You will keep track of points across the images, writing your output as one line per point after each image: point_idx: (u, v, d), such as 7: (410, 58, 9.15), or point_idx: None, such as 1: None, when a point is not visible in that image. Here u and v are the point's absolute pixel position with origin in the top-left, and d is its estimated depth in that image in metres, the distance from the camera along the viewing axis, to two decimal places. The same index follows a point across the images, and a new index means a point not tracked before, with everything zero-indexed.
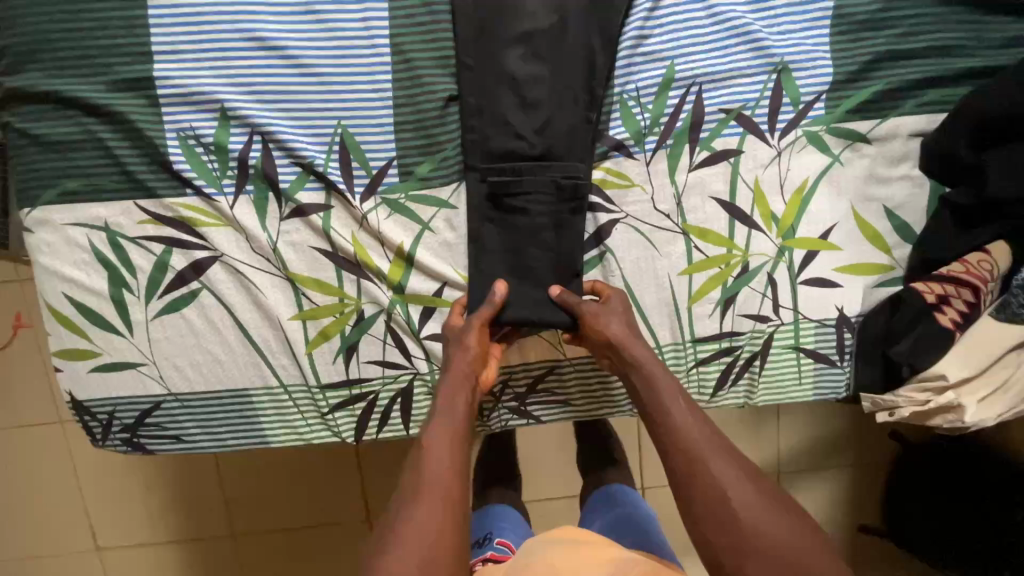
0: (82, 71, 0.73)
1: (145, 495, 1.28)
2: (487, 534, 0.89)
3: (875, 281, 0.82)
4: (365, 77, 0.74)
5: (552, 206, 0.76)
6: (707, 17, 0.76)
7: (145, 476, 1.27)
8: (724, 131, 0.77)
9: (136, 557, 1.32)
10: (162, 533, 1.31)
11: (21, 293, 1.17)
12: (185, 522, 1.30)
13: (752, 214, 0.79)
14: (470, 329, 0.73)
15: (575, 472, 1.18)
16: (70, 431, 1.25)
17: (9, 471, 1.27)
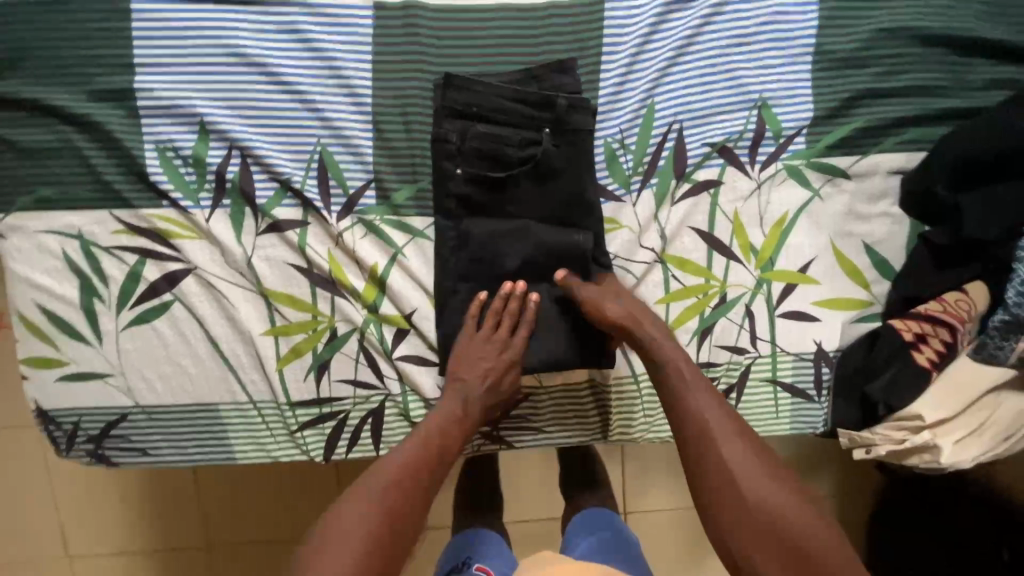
0: (63, 81, 0.73)
1: (117, 505, 1.26)
2: (466, 560, 0.84)
3: (853, 317, 0.82)
4: (345, 96, 0.74)
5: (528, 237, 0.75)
6: (692, 50, 0.75)
7: (119, 485, 1.26)
8: (707, 164, 0.77)
9: (104, 568, 1.30)
10: (132, 544, 1.28)
11: None
12: (156, 534, 1.28)
13: (731, 245, 0.79)
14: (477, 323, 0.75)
15: (553, 490, 1.15)
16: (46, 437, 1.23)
17: None
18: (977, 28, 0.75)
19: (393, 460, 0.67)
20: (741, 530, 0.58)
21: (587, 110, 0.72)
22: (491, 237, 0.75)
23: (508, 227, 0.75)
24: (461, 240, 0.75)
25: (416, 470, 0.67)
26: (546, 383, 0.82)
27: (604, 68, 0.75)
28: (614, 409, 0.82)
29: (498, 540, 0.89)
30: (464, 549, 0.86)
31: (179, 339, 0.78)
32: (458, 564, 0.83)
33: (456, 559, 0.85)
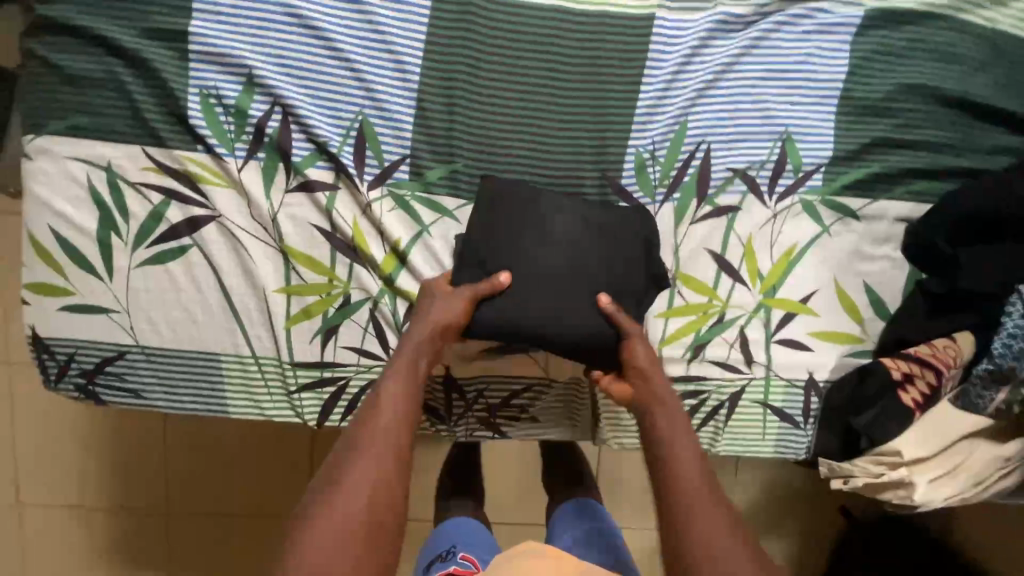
0: (118, 14, 0.73)
1: (84, 453, 1.29)
2: (451, 548, 0.83)
3: (846, 351, 0.85)
4: (394, 70, 0.75)
5: (566, 229, 0.74)
6: (731, 77, 0.79)
7: (87, 435, 1.28)
8: (728, 190, 0.81)
9: (63, 515, 1.30)
10: (94, 495, 1.30)
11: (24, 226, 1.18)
12: (117, 489, 1.30)
13: (740, 268, 0.82)
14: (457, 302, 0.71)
15: (531, 489, 1.16)
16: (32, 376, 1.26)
17: None
18: (992, 98, 0.80)
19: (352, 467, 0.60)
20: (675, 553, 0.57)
21: (618, 128, 0.79)
22: (520, 227, 0.73)
23: (531, 219, 0.74)
24: (500, 233, 0.74)
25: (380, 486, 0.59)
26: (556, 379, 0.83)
27: (646, 81, 0.78)
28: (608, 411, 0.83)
29: (479, 528, 0.90)
30: (447, 540, 0.85)
31: (191, 286, 0.78)
32: (441, 553, 0.82)
33: (441, 548, 0.84)
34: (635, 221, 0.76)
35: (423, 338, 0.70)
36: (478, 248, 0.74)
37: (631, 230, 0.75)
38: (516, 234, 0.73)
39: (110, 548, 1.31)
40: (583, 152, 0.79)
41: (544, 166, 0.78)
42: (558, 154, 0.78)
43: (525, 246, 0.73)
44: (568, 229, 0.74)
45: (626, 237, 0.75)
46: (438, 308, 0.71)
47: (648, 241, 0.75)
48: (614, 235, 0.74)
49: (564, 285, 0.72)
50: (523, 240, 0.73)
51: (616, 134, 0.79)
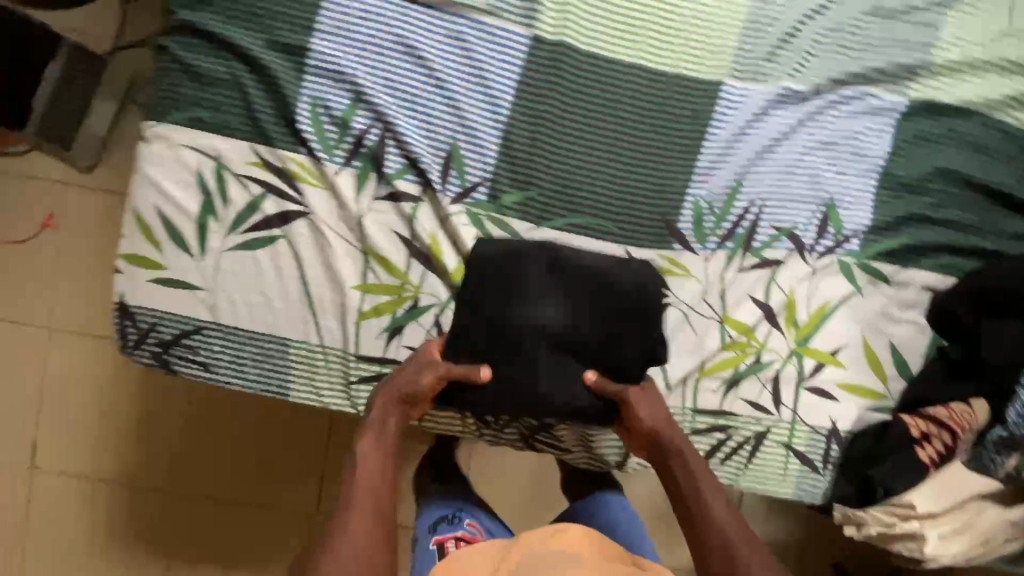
0: (249, 26, 0.82)
1: (112, 420, 1.32)
2: (457, 515, 0.94)
3: (869, 405, 0.91)
4: (487, 103, 0.84)
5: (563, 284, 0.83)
6: (785, 143, 0.87)
7: (120, 404, 1.33)
8: (775, 245, 0.88)
9: (78, 482, 1.32)
10: (116, 462, 1.33)
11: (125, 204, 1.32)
12: (139, 460, 1.33)
13: (779, 315, 0.89)
14: (427, 371, 0.80)
15: (531, 490, 1.24)
16: (82, 341, 1.32)
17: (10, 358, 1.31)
18: (1014, 190, 0.90)
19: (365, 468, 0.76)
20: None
21: (680, 177, 0.86)
22: (529, 279, 0.82)
23: (540, 270, 0.83)
24: (510, 279, 0.83)
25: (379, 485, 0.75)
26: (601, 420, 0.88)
27: (709, 139, 0.86)
28: None
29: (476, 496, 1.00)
30: (452, 504, 0.97)
31: (274, 275, 0.85)
32: (447, 517, 0.94)
33: (448, 512, 0.95)
34: (643, 284, 0.83)
35: (388, 405, 0.81)
36: (484, 310, 0.83)
37: (628, 292, 0.83)
38: (521, 282, 0.82)
39: (120, 520, 1.33)
40: (646, 196, 0.86)
41: (609, 204, 0.86)
42: (623, 195, 0.86)
43: (533, 297, 0.82)
44: (554, 301, 0.83)
45: (620, 298, 0.83)
46: (411, 380, 0.80)
47: (647, 306, 0.83)
48: (604, 302, 0.83)
49: (554, 359, 0.82)
50: (526, 286, 0.82)
51: (678, 182, 0.87)
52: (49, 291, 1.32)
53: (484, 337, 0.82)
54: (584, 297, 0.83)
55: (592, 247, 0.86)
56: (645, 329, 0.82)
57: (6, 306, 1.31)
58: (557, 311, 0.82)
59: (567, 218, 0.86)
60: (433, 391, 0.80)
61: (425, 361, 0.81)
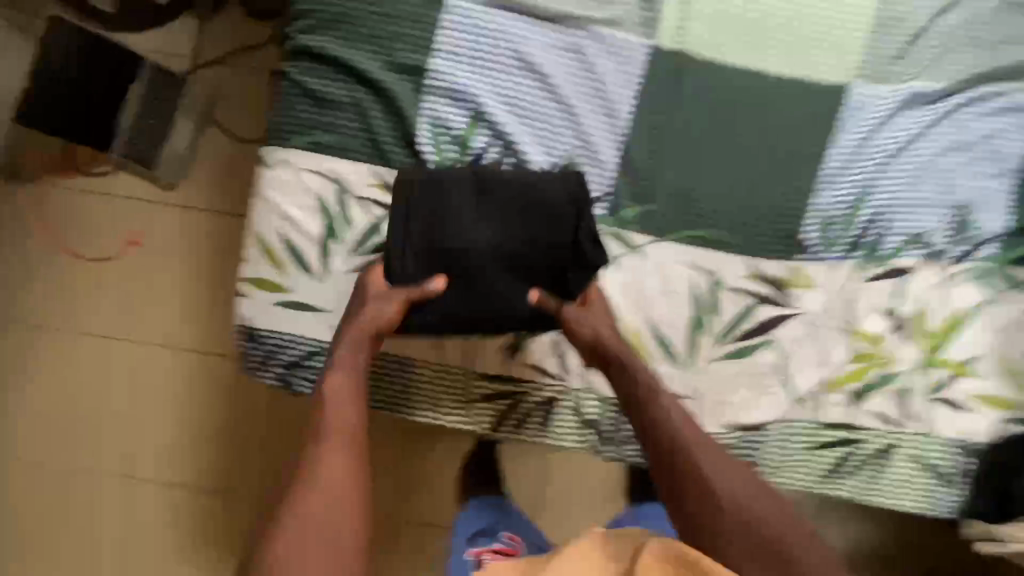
0: (368, 48, 0.82)
1: (188, 435, 1.29)
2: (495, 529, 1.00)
3: (1006, 417, 0.87)
4: (607, 116, 0.83)
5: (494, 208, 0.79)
6: (916, 147, 0.84)
7: (196, 418, 1.29)
8: (905, 253, 0.85)
9: (157, 498, 1.30)
10: (192, 477, 1.30)
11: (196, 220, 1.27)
12: (216, 475, 1.29)
13: (909, 326, 0.86)
14: (389, 303, 0.76)
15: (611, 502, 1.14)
16: (156, 356, 1.29)
17: (87, 374, 1.29)
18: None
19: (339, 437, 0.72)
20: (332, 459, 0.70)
21: (806, 185, 0.84)
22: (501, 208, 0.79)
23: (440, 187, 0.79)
24: (491, 206, 0.79)
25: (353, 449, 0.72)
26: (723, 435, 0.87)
27: (837, 144, 0.83)
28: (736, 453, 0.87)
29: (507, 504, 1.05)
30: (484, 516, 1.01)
31: None
32: (483, 530, 0.99)
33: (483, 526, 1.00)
34: (578, 194, 0.80)
35: (353, 341, 0.76)
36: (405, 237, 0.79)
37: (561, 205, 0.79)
38: (494, 209, 0.79)
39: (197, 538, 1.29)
40: (771, 205, 0.84)
41: (732, 215, 0.84)
42: (747, 206, 0.84)
43: (477, 219, 0.79)
44: (487, 221, 0.79)
45: (558, 216, 0.79)
46: (369, 311, 0.76)
47: (581, 208, 0.79)
48: (535, 215, 0.79)
49: (496, 280, 0.79)
50: (481, 207, 0.79)
51: (804, 190, 0.84)
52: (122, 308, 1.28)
53: (421, 265, 0.79)
54: (527, 218, 0.79)
55: (713, 261, 0.85)
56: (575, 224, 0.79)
57: (82, 321, 1.29)
58: (482, 233, 0.78)
59: (688, 231, 0.85)
60: (400, 317, 0.77)
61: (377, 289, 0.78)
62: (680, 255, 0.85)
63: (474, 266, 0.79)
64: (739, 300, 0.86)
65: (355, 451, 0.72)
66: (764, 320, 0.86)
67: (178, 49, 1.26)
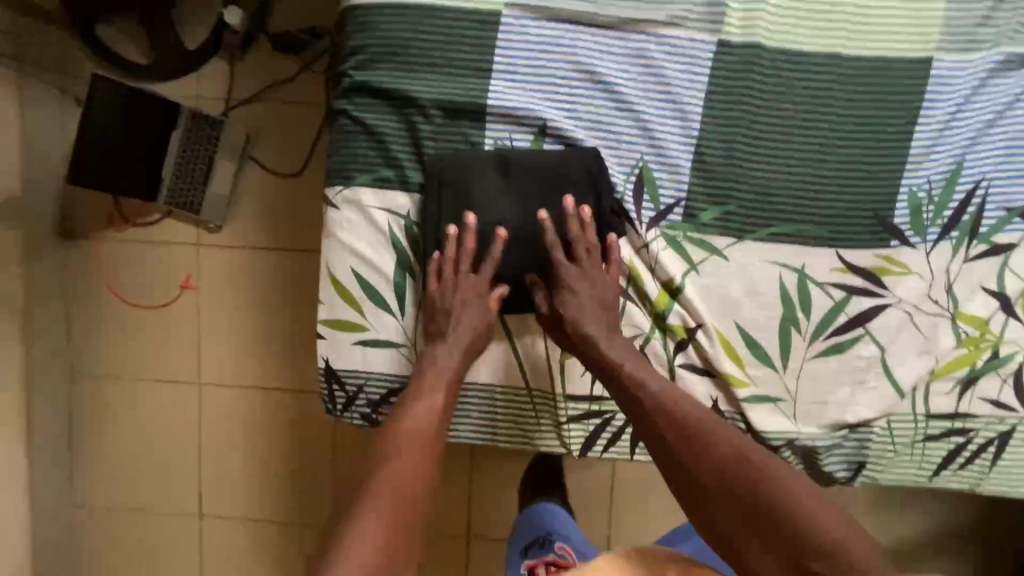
0: (424, 75, 0.80)
1: (263, 471, 1.31)
2: (549, 536, 1.01)
3: None
4: (676, 118, 0.80)
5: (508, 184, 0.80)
6: (1009, 115, 0.79)
7: (267, 453, 1.30)
8: (1006, 227, 0.81)
9: (241, 534, 1.33)
10: (271, 512, 1.31)
11: (245, 261, 1.26)
12: (294, 508, 1.31)
13: (1015, 304, 0.81)
14: (474, 291, 0.79)
15: (677, 503, 1.18)
16: (222, 396, 1.30)
17: (157, 420, 1.31)
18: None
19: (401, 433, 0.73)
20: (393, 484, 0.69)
21: (894, 167, 0.79)
22: (517, 183, 0.80)
23: (474, 174, 0.79)
24: (512, 183, 0.80)
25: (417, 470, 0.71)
26: (827, 436, 0.84)
27: (924, 122, 0.79)
28: (838, 453, 0.84)
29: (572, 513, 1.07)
30: (543, 524, 1.03)
31: None
32: (540, 538, 1.01)
33: (539, 533, 1.02)
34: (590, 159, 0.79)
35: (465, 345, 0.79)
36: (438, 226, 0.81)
37: (579, 174, 0.79)
38: (519, 186, 0.80)
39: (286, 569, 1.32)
40: (857, 192, 0.80)
41: (815, 207, 0.81)
42: (831, 195, 0.80)
43: (500, 198, 0.80)
44: (511, 196, 0.80)
45: (563, 178, 0.79)
46: (470, 310, 0.79)
47: (597, 173, 0.80)
48: (550, 187, 0.80)
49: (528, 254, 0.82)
50: (507, 190, 0.80)
51: (891, 173, 0.80)
52: (185, 352, 1.29)
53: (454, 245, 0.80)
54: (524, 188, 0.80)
55: (800, 256, 0.82)
56: (592, 186, 0.80)
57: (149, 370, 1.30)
58: (509, 209, 0.81)
59: (770, 228, 0.81)
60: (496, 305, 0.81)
61: (451, 279, 0.79)
62: (767, 255, 0.82)
63: (497, 244, 0.80)
64: (831, 293, 0.82)
65: (419, 452, 0.72)
66: (860, 311, 0.82)
67: (212, 98, 1.22)
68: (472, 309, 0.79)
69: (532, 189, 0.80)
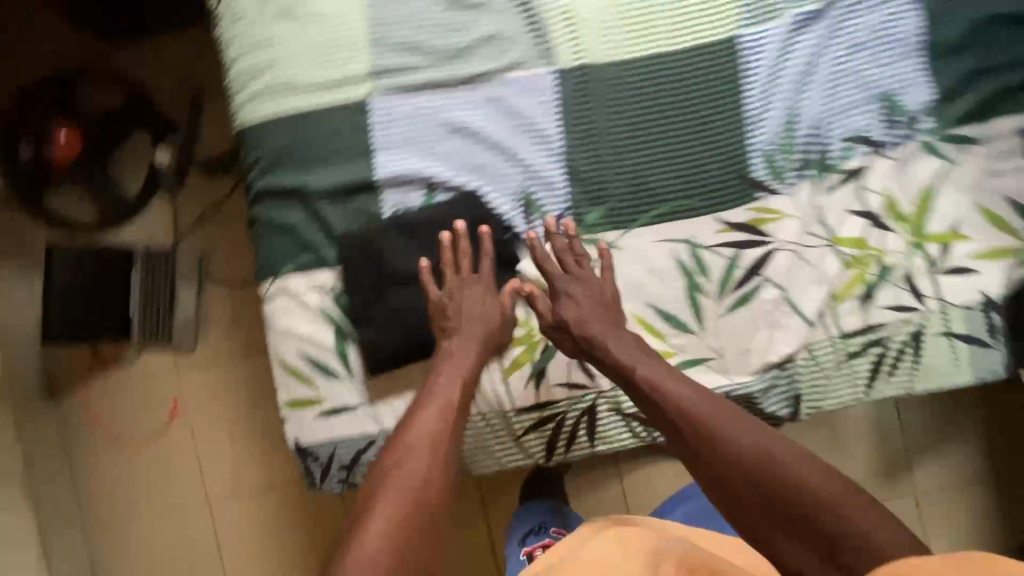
0: (317, 167, 0.90)
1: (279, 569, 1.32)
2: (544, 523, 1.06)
3: (1010, 264, 0.89)
4: (540, 143, 0.90)
5: (410, 241, 0.90)
6: (822, 61, 0.89)
7: (279, 550, 1.32)
8: (852, 154, 0.90)
9: None
10: None
11: (219, 370, 1.34)
12: None
13: (883, 217, 0.90)
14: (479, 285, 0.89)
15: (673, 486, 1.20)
16: (226, 505, 1.34)
17: (171, 545, 1.35)
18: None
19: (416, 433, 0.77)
20: (400, 482, 0.72)
21: (738, 131, 0.89)
22: (417, 237, 0.90)
23: (376, 240, 0.89)
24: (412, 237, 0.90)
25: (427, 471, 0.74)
26: (759, 380, 0.90)
27: (750, 87, 0.89)
28: (772, 392, 0.91)
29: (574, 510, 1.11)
30: (538, 513, 1.08)
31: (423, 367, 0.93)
32: (535, 526, 1.06)
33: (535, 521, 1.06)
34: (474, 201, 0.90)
35: (470, 345, 0.86)
36: (362, 291, 0.90)
37: (470, 217, 0.90)
38: (419, 240, 0.90)
39: None
40: (713, 161, 0.90)
41: (683, 183, 0.90)
42: (693, 170, 0.90)
43: (406, 253, 0.90)
44: (416, 249, 0.90)
45: (461, 224, 0.90)
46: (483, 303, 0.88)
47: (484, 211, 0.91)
48: (451, 235, 0.90)
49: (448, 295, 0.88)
50: (410, 245, 0.90)
51: (738, 137, 0.89)
52: (183, 472, 1.35)
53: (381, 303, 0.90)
54: (434, 239, 0.90)
55: (684, 229, 0.91)
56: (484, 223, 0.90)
57: (152, 498, 1.35)
58: (416, 260, 0.90)
59: (650, 212, 0.91)
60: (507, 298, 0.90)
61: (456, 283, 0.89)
62: (654, 236, 0.91)
63: (415, 293, 0.89)
64: (720, 253, 0.91)
65: (428, 451, 0.75)
66: (752, 261, 0.91)
67: (158, 235, 1.34)
68: (481, 300, 0.88)
69: (431, 238, 0.90)
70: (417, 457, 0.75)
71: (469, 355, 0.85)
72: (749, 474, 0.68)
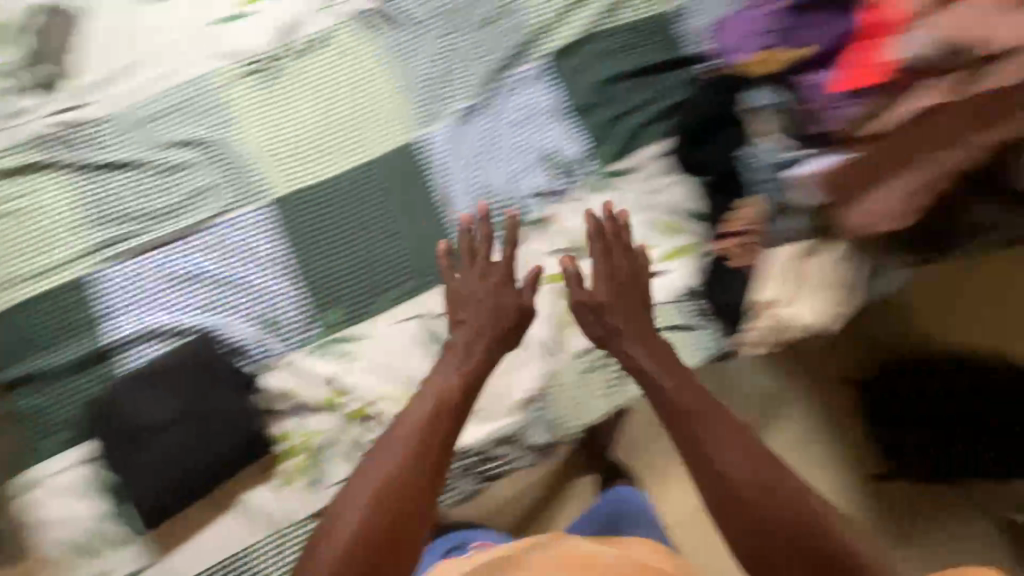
0: (53, 348, 0.93)
1: None
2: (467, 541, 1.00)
3: (687, 259, 1.07)
4: (268, 268, 0.99)
5: (151, 391, 0.91)
6: (491, 141, 1.07)
7: None
8: (540, 206, 1.06)
9: None
10: None
11: None
12: None
13: (580, 249, 1.05)
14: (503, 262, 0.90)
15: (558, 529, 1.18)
16: None
17: None
18: (670, 48, 1.11)
19: (393, 453, 0.70)
20: (383, 513, 0.66)
21: (440, 214, 1.04)
22: (157, 385, 0.92)
23: (118, 402, 0.91)
24: (155, 387, 0.92)
25: (414, 486, 0.68)
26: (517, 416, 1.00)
27: (439, 176, 1.05)
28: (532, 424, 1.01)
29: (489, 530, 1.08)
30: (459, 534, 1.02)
31: (209, 504, 0.95)
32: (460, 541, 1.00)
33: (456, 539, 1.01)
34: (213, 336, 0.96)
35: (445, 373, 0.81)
36: (116, 455, 0.90)
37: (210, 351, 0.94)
38: (162, 387, 0.92)
39: None
40: (427, 242, 1.03)
41: (407, 268, 1.02)
42: (411, 254, 1.02)
43: (149, 403, 0.91)
44: (159, 398, 0.91)
45: (201, 360, 0.93)
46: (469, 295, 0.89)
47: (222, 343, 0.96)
48: (193, 374, 0.93)
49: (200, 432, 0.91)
50: (153, 395, 0.91)
51: (442, 218, 1.04)
52: None
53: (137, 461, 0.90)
54: (178, 380, 0.92)
55: (417, 306, 1.01)
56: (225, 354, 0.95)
57: None
58: (160, 409, 0.91)
59: (385, 300, 1.00)
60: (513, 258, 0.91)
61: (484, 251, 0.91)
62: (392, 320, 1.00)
63: (167, 440, 0.90)
64: None
65: (426, 455, 0.70)
66: None
67: None
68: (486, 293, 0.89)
69: (173, 383, 0.92)
70: (408, 449, 0.71)
71: (426, 394, 0.77)
72: (803, 515, 0.62)
